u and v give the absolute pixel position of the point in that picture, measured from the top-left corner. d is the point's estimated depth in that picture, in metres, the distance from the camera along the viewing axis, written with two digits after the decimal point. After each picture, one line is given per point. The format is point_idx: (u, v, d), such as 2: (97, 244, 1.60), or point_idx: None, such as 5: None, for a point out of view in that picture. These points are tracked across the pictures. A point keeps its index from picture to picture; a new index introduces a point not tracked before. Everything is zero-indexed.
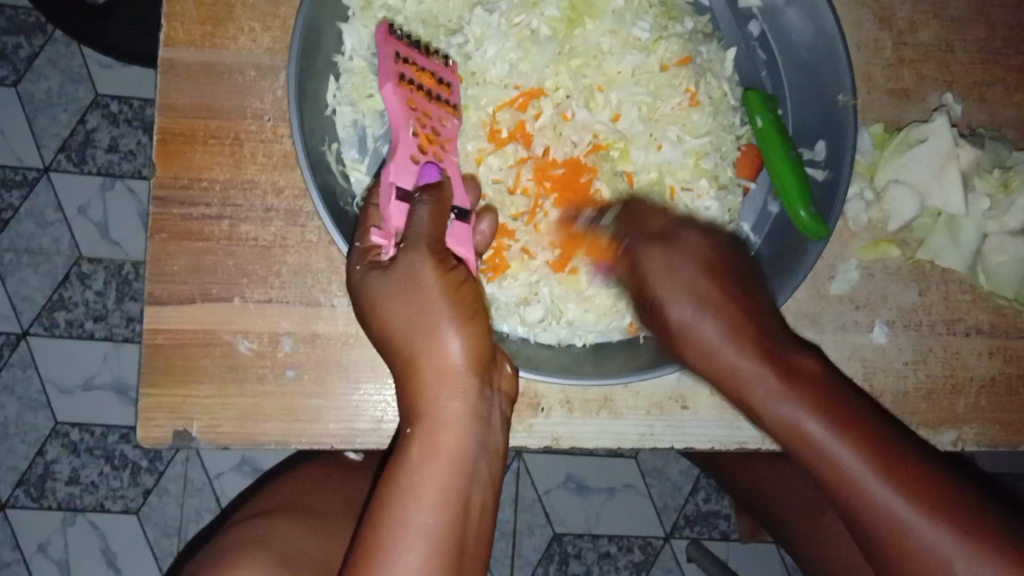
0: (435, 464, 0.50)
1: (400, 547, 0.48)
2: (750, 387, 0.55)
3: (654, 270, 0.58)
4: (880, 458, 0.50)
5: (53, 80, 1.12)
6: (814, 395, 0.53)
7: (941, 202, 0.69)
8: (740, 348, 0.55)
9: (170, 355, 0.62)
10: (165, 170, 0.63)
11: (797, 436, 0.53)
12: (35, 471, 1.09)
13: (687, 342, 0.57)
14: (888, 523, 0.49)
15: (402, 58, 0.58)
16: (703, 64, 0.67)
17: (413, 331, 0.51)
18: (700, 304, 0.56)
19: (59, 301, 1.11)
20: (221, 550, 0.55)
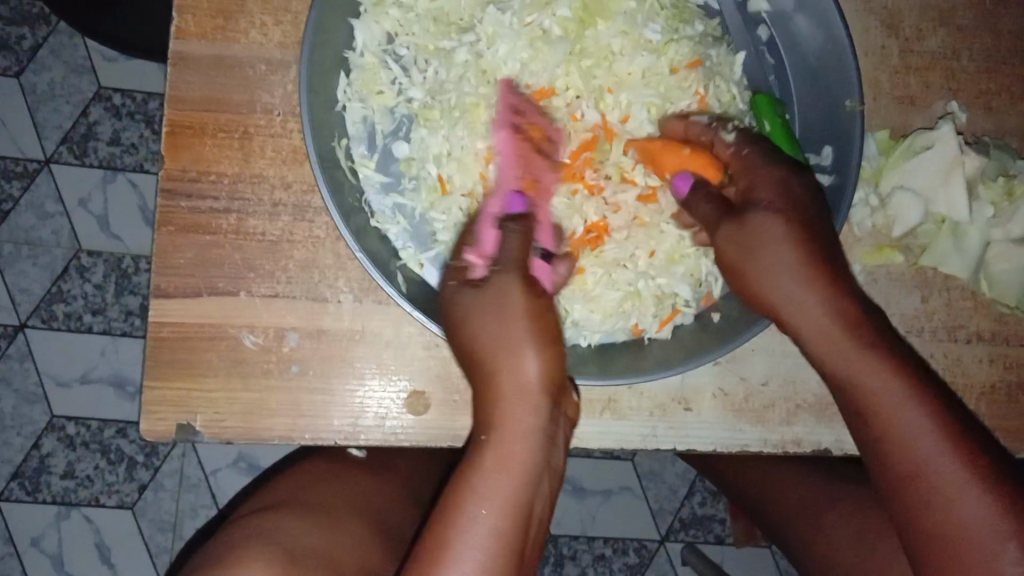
0: (504, 472, 0.51)
1: (464, 544, 0.48)
2: (821, 335, 0.55)
3: (762, 188, 0.55)
4: (939, 422, 0.53)
5: (56, 71, 1.12)
6: (888, 358, 0.54)
7: (945, 208, 0.70)
8: (809, 276, 0.54)
9: (176, 348, 0.61)
10: (173, 163, 0.63)
11: (856, 379, 0.54)
12: (30, 465, 1.09)
13: (766, 277, 0.55)
14: (937, 477, 0.52)
15: (518, 113, 0.65)
16: (712, 67, 0.67)
17: (496, 345, 0.53)
18: (791, 233, 0.54)
19: (58, 294, 1.10)
20: (225, 544, 0.55)
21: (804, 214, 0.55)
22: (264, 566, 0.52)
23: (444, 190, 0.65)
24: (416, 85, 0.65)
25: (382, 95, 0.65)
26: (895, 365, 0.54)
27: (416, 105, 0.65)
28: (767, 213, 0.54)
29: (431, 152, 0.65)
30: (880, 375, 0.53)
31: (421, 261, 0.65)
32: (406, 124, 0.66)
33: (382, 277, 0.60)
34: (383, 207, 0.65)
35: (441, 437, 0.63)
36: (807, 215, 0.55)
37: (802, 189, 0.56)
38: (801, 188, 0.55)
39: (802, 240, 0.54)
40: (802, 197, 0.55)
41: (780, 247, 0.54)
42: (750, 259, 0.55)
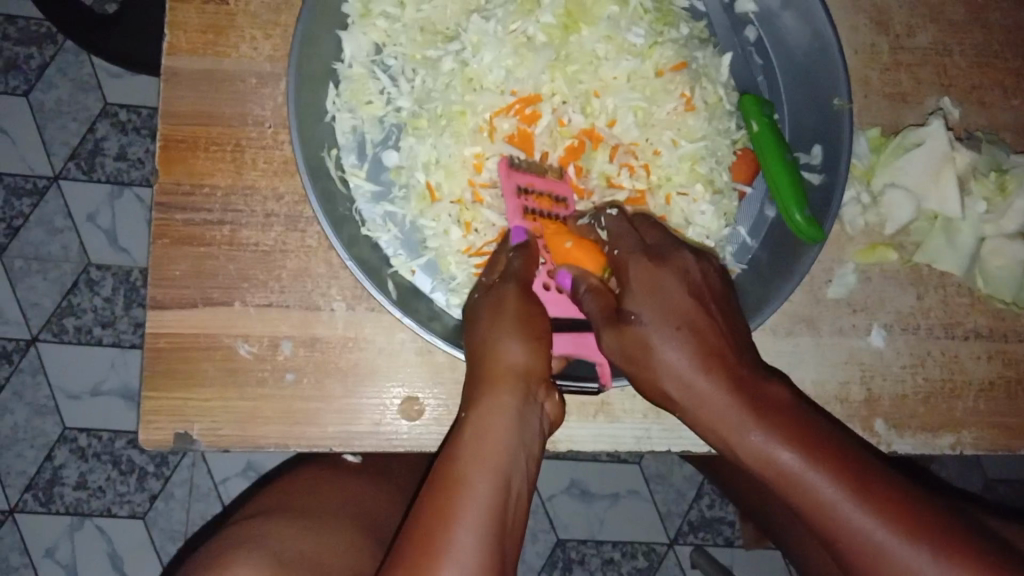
0: (490, 439, 0.48)
1: (454, 507, 0.45)
2: (719, 423, 0.50)
3: (637, 293, 0.54)
4: (863, 489, 0.46)
5: (63, 89, 1.14)
6: (810, 442, 0.48)
7: (937, 205, 0.69)
8: (699, 365, 0.50)
9: (171, 358, 0.62)
10: (167, 176, 0.64)
11: (767, 469, 0.49)
12: (43, 476, 1.10)
13: (660, 374, 0.52)
14: (883, 565, 0.45)
15: (523, 190, 0.62)
16: (698, 70, 0.67)
17: (488, 337, 0.52)
18: (681, 332, 0.51)
19: (68, 307, 1.12)
20: (221, 548, 0.55)
21: (685, 305, 0.53)
22: (254, 564, 0.52)
23: (433, 197, 0.65)
24: (404, 95, 0.66)
25: (371, 105, 0.65)
26: (822, 448, 0.48)
27: (404, 114, 0.66)
28: (646, 323, 0.52)
29: (420, 159, 0.65)
30: (807, 465, 0.47)
31: (412, 267, 0.65)
32: (395, 133, 0.67)
33: (373, 285, 0.61)
34: (374, 215, 0.65)
35: (434, 442, 0.64)
36: (696, 307, 0.53)
37: (708, 274, 0.56)
38: (682, 286, 0.54)
39: (689, 334, 0.51)
40: (682, 291, 0.53)
41: (669, 344, 0.51)
42: (638, 360, 0.53)
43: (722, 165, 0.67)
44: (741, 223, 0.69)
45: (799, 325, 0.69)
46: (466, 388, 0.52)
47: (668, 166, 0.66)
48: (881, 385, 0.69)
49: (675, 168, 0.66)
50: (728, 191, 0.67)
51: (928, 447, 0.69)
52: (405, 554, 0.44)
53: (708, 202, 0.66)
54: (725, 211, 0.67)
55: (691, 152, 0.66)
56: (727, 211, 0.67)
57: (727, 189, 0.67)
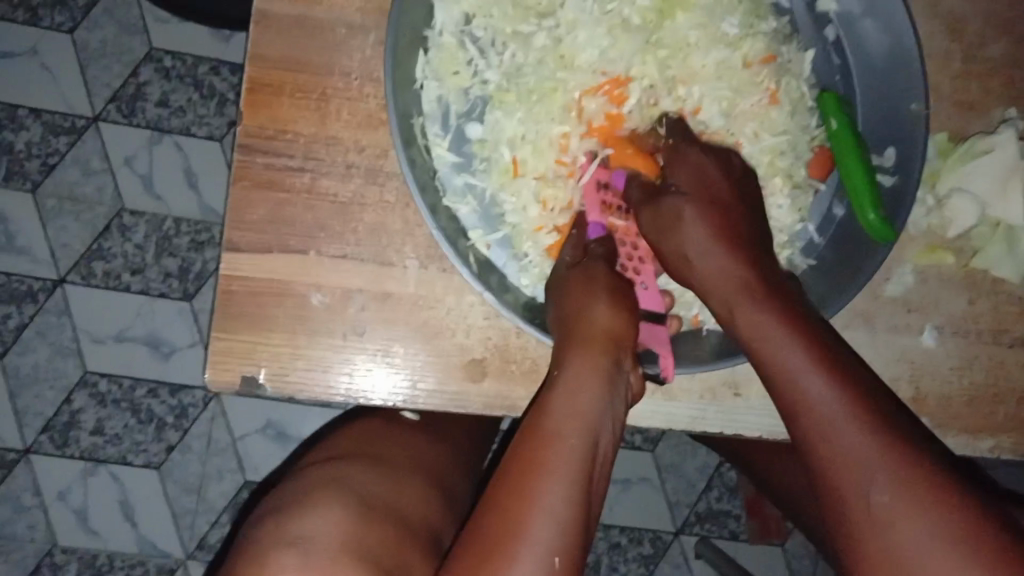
0: (579, 396, 0.53)
1: (545, 467, 0.49)
2: (727, 283, 0.58)
3: (678, 170, 0.63)
4: (848, 398, 0.51)
5: (108, 30, 1.13)
6: (842, 381, 0.52)
7: (1002, 211, 0.70)
8: (734, 260, 0.58)
9: (243, 301, 0.62)
10: (251, 119, 0.63)
11: (763, 348, 0.55)
12: (61, 419, 1.09)
13: (712, 284, 0.59)
14: (845, 454, 0.50)
15: (602, 185, 0.66)
16: (784, 65, 0.70)
17: (577, 293, 0.59)
18: (720, 236, 0.59)
19: (98, 251, 1.11)
20: (301, 489, 0.60)
21: (739, 228, 0.60)
22: (341, 506, 0.57)
23: (516, 173, 0.67)
24: (492, 68, 0.67)
25: (458, 76, 0.66)
26: (849, 385, 0.52)
27: (490, 87, 0.67)
28: (681, 195, 0.61)
29: (506, 135, 0.67)
30: (833, 395, 0.51)
31: (488, 241, 0.66)
32: (479, 106, 0.67)
33: (457, 258, 0.62)
34: (454, 185, 0.66)
35: (498, 405, 0.65)
36: (731, 201, 0.62)
37: (756, 188, 0.65)
38: (723, 179, 0.63)
39: (727, 240, 0.59)
40: (724, 183, 0.62)
41: (697, 225, 0.60)
42: (666, 240, 0.61)
43: (801, 161, 0.69)
44: (812, 220, 0.70)
45: (856, 319, 0.70)
46: (557, 349, 0.57)
47: (748, 157, 0.69)
48: (929, 385, 0.71)
49: (755, 160, 0.69)
50: (805, 187, 0.70)
51: (968, 449, 0.71)
52: (499, 496, 0.49)
53: (786, 196, 0.69)
54: (799, 207, 0.69)
55: (771, 145, 0.69)
56: (802, 207, 0.69)
57: (805, 185, 0.70)
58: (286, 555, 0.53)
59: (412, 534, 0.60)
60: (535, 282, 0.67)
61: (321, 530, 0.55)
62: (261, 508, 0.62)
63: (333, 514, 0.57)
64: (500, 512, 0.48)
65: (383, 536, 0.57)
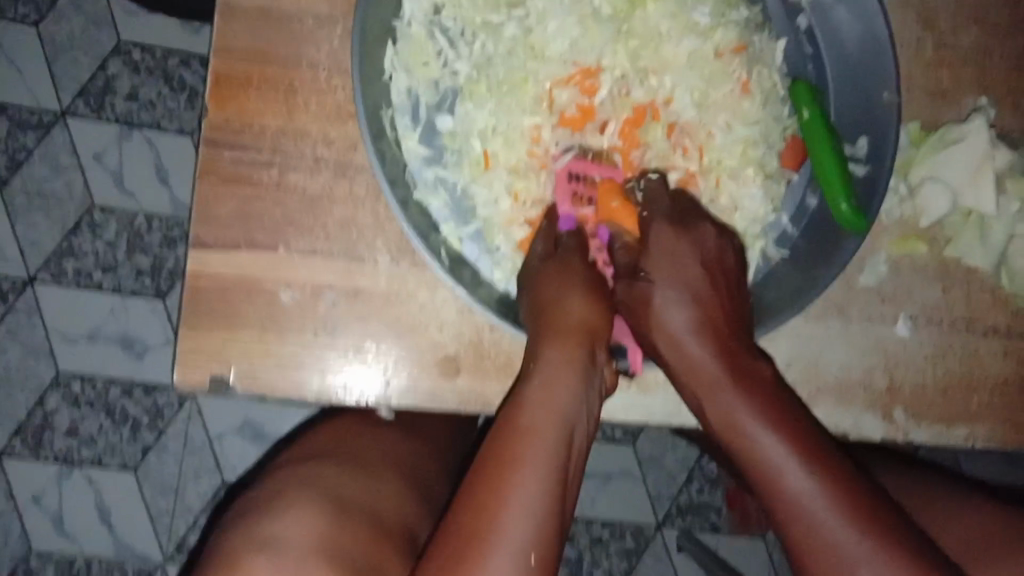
0: (553, 389, 0.53)
1: (521, 462, 0.49)
2: (699, 374, 0.58)
3: (656, 257, 0.61)
4: (835, 492, 0.52)
5: (76, 23, 1.11)
6: (804, 448, 0.54)
7: (975, 203, 0.71)
8: (708, 347, 0.58)
9: (211, 299, 0.61)
10: (217, 113, 0.62)
11: (747, 450, 0.55)
12: (33, 421, 1.08)
13: (683, 363, 0.59)
14: (831, 556, 0.51)
15: (577, 177, 0.66)
16: (755, 54, 0.70)
17: (553, 287, 0.58)
18: (687, 299, 0.60)
19: (69, 249, 1.09)
20: (271, 492, 0.59)
21: (714, 300, 0.60)
22: (313, 508, 0.57)
23: (487, 165, 0.66)
24: (462, 58, 0.66)
25: (427, 67, 0.65)
26: (812, 451, 0.54)
27: (461, 78, 0.66)
28: (656, 283, 0.60)
29: (477, 126, 0.66)
30: (775, 435, 0.55)
31: (461, 236, 0.65)
32: (450, 97, 0.66)
33: (428, 251, 0.62)
34: (425, 178, 0.65)
35: (472, 401, 0.64)
36: (712, 272, 0.61)
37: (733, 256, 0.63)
38: (695, 258, 0.61)
39: (696, 306, 0.60)
40: (701, 280, 0.60)
41: (676, 311, 0.60)
42: (642, 317, 0.61)
43: (773, 151, 0.69)
44: (784, 211, 0.69)
45: (830, 309, 0.70)
46: (529, 341, 0.57)
47: (720, 147, 0.69)
48: (903, 374, 0.71)
49: (727, 150, 0.69)
50: (778, 177, 0.69)
51: (942, 438, 0.71)
52: (472, 490, 0.48)
53: (759, 186, 0.69)
54: (773, 197, 0.69)
55: (744, 135, 0.69)
56: (775, 197, 0.69)
57: (777, 175, 0.69)
58: (255, 558, 0.52)
59: (387, 534, 0.59)
60: (509, 276, 0.66)
61: (290, 533, 0.54)
62: (230, 513, 0.61)
63: (304, 515, 0.56)
64: (471, 507, 0.48)
65: (357, 538, 0.56)
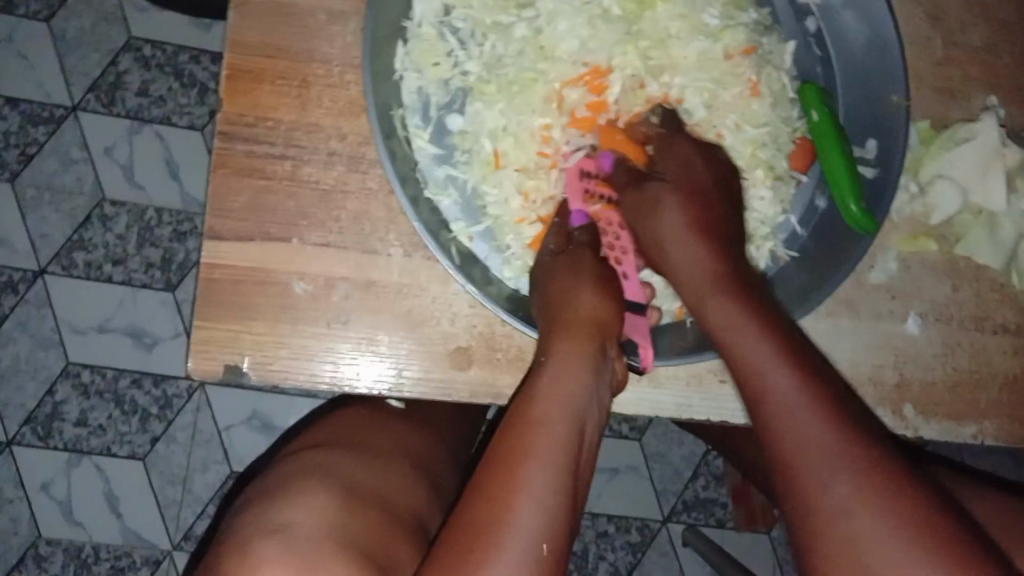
0: (568, 377, 0.53)
1: (535, 455, 0.49)
2: (695, 274, 0.59)
3: (667, 160, 0.64)
4: (802, 379, 0.51)
5: (86, 18, 1.12)
6: (814, 381, 0.51)
7: (983, 199, 0.71)
8: (702, 243, 0.60)
9: (225, 290, 0.62)
10: (231, 106, 0.63)
11: (721, 328, 0.56)
12: (43, 411, 1.08)
13: (677, 262, 0.60)
14: (793, 437, 0.50)
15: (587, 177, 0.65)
16: (764, 55, 0.70)
17: (564, 270, 0.60)
18: (680, 196, 0.62)
19: (79, 242, 1.10)
20: (284, 477, 0.59)
21: (715, 216, 0.62)
22: (325, 494, 0.57)
23: (498, 165, 0.66)
24: (472, 59, 0.67)
25: (438, 67, 0.65)
26: (819, 388, 0.51)
27: (471, 79, 0.67)
28: (663, 181, 0.63)
29: (487, 126, 0.66)
30: (791, 380, 0.51)
31: (470, 233, 0.66)
32: (460, 97, 0.67)
33: (440, 250, 0.62)
34: (436, 177, 0.66)
35: (483, 393, 0.65)
36: (710, 190, 0.63)
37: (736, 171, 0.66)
38: (705, 165, 0.64)
39: (695, 211, 0.61)
40: (705, 167, 0.64)
41: (673, 208, 0.61)
42: (644, 212, 0.62)
43: (782, 152, 0.69)
44: (794, 211, 0.70)
45: (840, 306, 0.70)
46: (541, 335, 0.57)
47: (730, 148, 0.69)
48: (912, 371, 0.71)
49: (737, 152, 0.69)
50: (787, 179, 0.70)
51: (950, 434, 0.71)
52: (484, 480, 0.49)
53: (768, 188, 0.69)
54: (782, 197, 0.70)
55: (753, 137, 0.69)
56: (784, 198, 0.69)
57: (786, 177, 0.70)
58: (270, 541, 0.53)
59: (397, 520, 0.60)
60: (519, 275, 0.66)
61: (303, 518, 0.55)
62: (242, 496, 0.62)
63: (316, 501, 0.56)
64: (484, 498, 0.48)
65: (368, 525, 0.57)
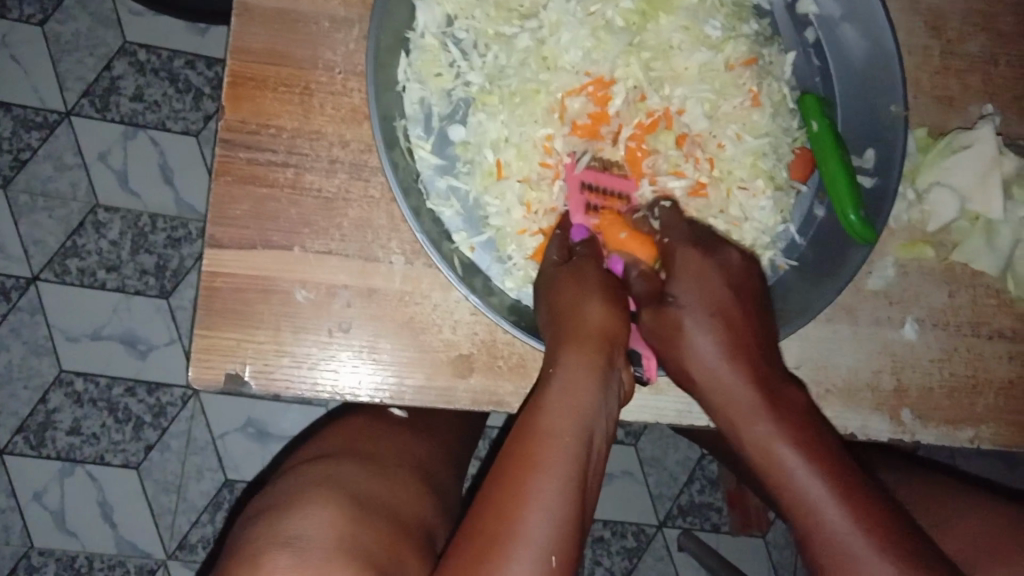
0: (575, 390, 0.53)
1: (542, 468, 0.49)
2: (734, 406, 0.54)
3: (684, 280, 0.58)
4: (834, 481, 0.50)
5: (81, 23, 1.11)
6: (835, 479, 0.50)
7: (982, 207, 0.71)
8: (740, 367, 0.54)
9: (227, 298, 0.62)
10: (233, 113, 0.63)
11: (763, 455, 0.53)
12: (35, 419, 1.07)
13: (715, 391, 0.55)
14: (830, 536, 0.49)
15: (587, 188, 0.66)
16: (764, 66, 0.70)
17: (571, 297, 0.58)
18: (713, 322, 0.56)
19: (73, 248, 1.09)
20: (294, 487, 0.59)
21: (743, 320, 0.57)
22: (334, 504, 0.57)
23: (500, 175, 0.66)
24: (475, 70, 0.67)
25: (440, 78, 0.66)
26: (842, 484, 0.50)
27: (473, 89, 0.67)
28: (686, 308, 0.56)
29: (490, 137, 0.67)
30: (798, 455, 0.51)
31: (472, 244, 0.66)
32: (462, 108, 0.67)
33: (441, 259, 0.61)
34: (438, 188, 0.66)
35: (485, 401, 0.64)
36: (735, 303, 0.57)
37: (745, 265, 0.61)
38: (723, 279, 0.58)
39: (724, 331, 0.55)
40: (728, 293, 0.57)
41: (703, 334, 0.55)
42: (668, 341, 0.57)
43: (782, 163, 0.70)
44: (793, 221, 0.70)
45: (839, 312, 0.71)
46: (548, 348, 0.57)
47: (731, 159, 0.69)
48: (910, 377, 0.71)
49: (738, 162, 0.69)
50: (787, 189, 0.70)
51: (948, 439, 0.72)
52: (492, 493, 0.49)
53: (768, 198, 0.69)
54: (782, 207, 0.70)
55: (755, 147, 0.69)
56: (784, 207, 0.70)
57: (787, 186, 0.70)
58: (278, 553, 0.52)
59: (403, 529, 0.59)
60: (520, 285, 0.66)
61: (312, 527, 0.55)
62: (250, 508, 0.62)
63: (324, 511, 0.56)
64: (493, 511, 0.48)
65: (375, 533, 0.57)
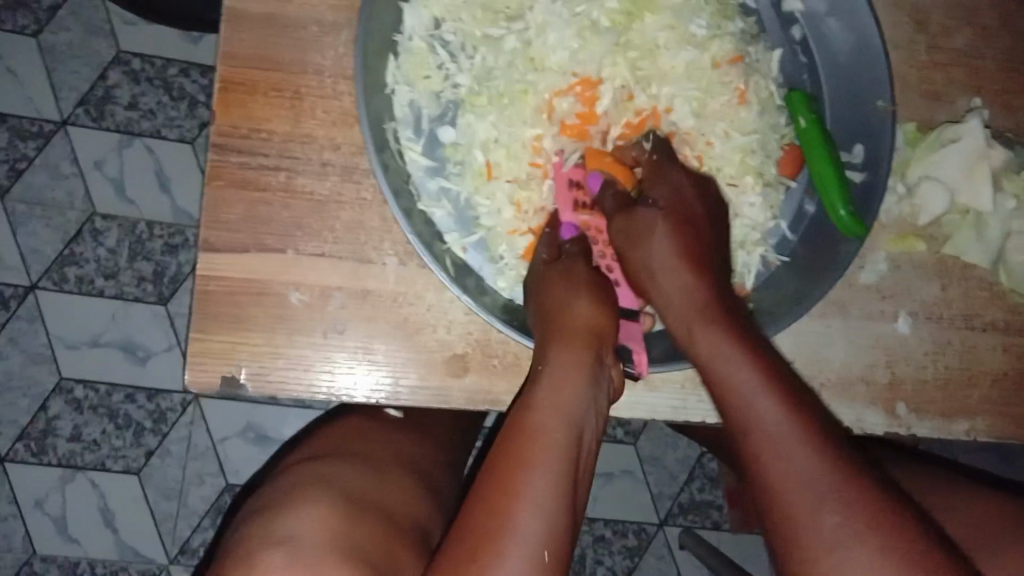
0: (563, 387, 0.53)
1: (533, 464, 0.49)
2: (685, 308, 0.57)
3: (658, 185, 0.63)
4: (791, 415, 0.49)
5: (75, 32, 1.12)
6: (793, 408, 0.50)
7: (971, 199, 0.72)
8: (693, 275, 0.58)
9: (222, 301, 0.62)
10: (224, 118, 0.63)
11: (715, 379, 0.54)
12: (36, 427, 1.08)
13: (664, 288, 0.59)
14: (785, 477, 0.48)
15: (576, 185, 0.66)
16: (751, 64, 0.71)
17: (554, 271, 0.61)
18: (676, 226, 0.60)
19: (70, 256, 1.10)
20: (288, 487, 0.60)
21: (708, 244, 0.61)
22: (330, 505, 0.57)
23: (489, 175, 0.67)
24: (463, 71, 0.67)
25: (429, 80, 0.66)
26: (801, 417, 0.49)
27: (462, 91, 0.67)
28: (654, 211, 0.61)
29: (479, 138, 0.67)
30: (754, 378, 0.51)
31: (464, 244, 0.67)
32: (451, 110, 0.68)
33: (432, 260, 0.62)
34: (429, 189, 0.67)
35: (480, 400, 0.65)
36: (703, 219, 0.62)
37: (720, 194, 0.65)
38: (699, 200, 0.63)
39: (682, 238, 0.60)
40: (698, 205, 0.62)
41: (662, 237, 0.60)
42: (633, 238, 0.61)
43: (771, 159, 0.70)
44: (783, 217, 0.71)
45: (831, 307, 0.71)
46: (538, 346, 0.58)
47: (720, 157, 0.69)
48: (903, 369, 0.72)
49: (726, 160, 0.69)
50: (777, 185, 0.70)
51: (943, 432, 0.72)
52: (483, 490, 0.49)
53: (758, 194, 0.69)
54: (773, 204, 0.70)
55: (742, 144, 0.69)
56: (775, 204, 0.70)
57: (776, 183, 0.70)
58: (274, 553, 0.53)
59: (399, 530, 0.60)
60: (513, 285, 0.66)
61: (307, 528, 0.55)
62: (244, 510, 0.62)
63: (319, 511, 0.56)
64: (484, 506, 0.48)
65: (371, 535, 0.57)
